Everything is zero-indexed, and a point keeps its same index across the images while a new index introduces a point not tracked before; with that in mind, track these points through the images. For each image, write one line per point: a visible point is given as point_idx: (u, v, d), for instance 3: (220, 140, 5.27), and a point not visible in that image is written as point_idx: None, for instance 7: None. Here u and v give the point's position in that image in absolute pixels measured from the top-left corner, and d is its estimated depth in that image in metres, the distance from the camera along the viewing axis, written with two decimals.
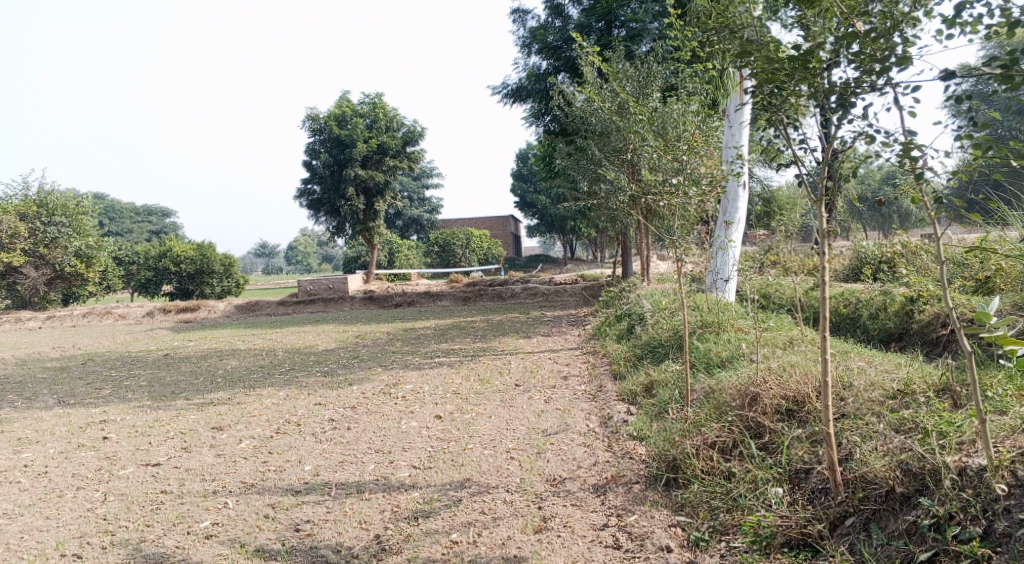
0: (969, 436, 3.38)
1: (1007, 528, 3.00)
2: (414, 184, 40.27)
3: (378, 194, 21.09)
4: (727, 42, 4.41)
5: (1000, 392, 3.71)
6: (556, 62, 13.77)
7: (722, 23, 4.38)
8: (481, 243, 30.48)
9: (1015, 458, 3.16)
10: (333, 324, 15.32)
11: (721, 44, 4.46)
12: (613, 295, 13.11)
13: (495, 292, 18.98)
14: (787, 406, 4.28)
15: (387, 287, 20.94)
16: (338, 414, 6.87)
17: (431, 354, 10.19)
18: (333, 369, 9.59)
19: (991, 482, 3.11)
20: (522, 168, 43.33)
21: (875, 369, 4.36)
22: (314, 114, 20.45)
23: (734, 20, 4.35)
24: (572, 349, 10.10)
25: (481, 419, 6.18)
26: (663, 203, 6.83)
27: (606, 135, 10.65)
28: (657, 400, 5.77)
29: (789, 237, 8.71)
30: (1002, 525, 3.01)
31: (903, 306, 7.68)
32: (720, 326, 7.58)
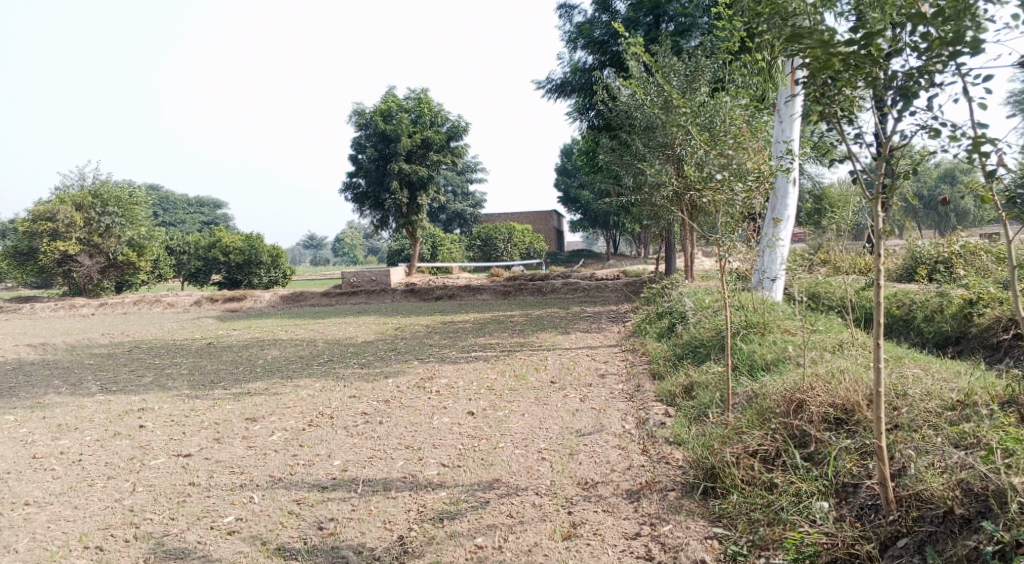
0: None
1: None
2: (457, 178, 40.21)
3: (421, 188, 21.10)
4: (776, 29, 4.09)
5: None
6: (602, 57, 13.53)
7: (772, 9, 4.07)
8: (524, 237, 30.32)
9: None
10: (373, 316, 15.36)
11: (770, 31, 4.15)
12: (655, 292, 12.84)
13: (536, 286, 18.82)
14: (835, 414, 4.04)
15: (429, 280, 20.96)
16: (372, 408, 6.80)
17: (469, 349, 10.09)
18: (370, 361, 9.57)
19: None
20: (567, 163, 43.09)
21: (932, 377, 4.09)
22: (359, 109, 20.53)
23: (785, 7, 4.04)
24: (610, 346, 9.89)
25: (514, 417, 6.03)
26: (706, 198, 6.58)
27: (651, 130, 10.40)
28: (697, 403, 5.55)
29: (840, 235, 8.35)
30: None
31: (961, 309, 7.28)
32: (765, 327, 7.31)
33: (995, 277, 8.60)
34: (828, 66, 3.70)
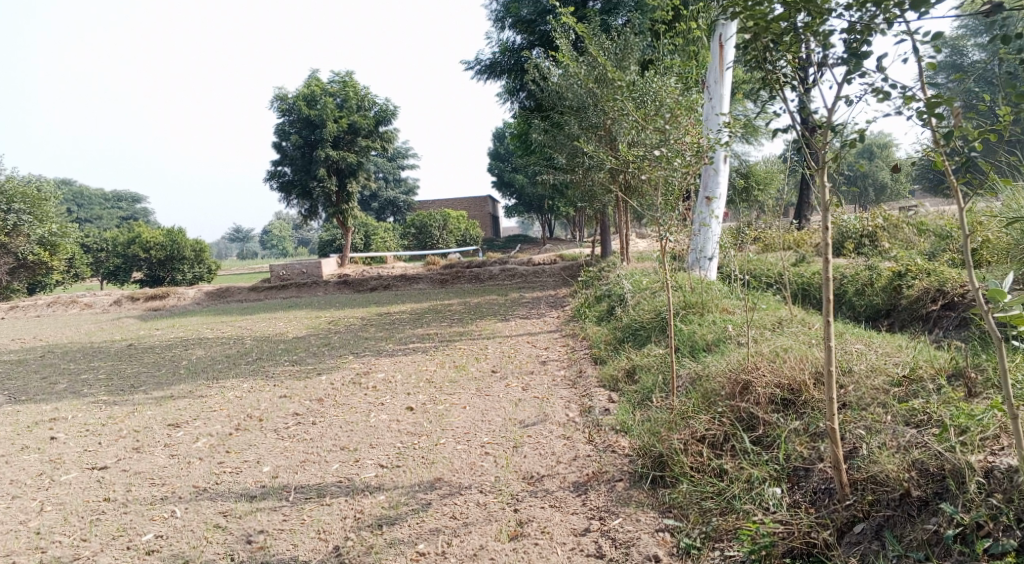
0: (993, 432, 3.07)
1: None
2: (389, 164, 39.42)
3: (351, 175, 20.52)
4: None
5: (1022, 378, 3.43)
6: (531, 37, 13.32)
7: None
8: (459, 223, 30.00)
9: None
10: (305, 310, 14.85)
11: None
12: (592, 276, 12.80)
13: (472, 273, 18.59)
14: (782, 395, 3.97)
15: (362, 270, 20.45)
16: (304, 407, 6.48)
17: (406, 340, 9.80)
18: (302, 357, 9.19)
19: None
20: (500, 147, 42.89)
21: (875, 352, 4.08)
22: (282, 94, 19.79)
23: None
24: (550, 332, 9.77)
25: (455, 410, 5.82)
26: (644, 176, 6.45)
27: (584, 110, 10.27)
28: (640, 387, 5.46)
29: (774, 212, 8.38)
30: None
31: (891, 282, 7.39)
32: (704, 307, 7.27)
33: (921, 249, 8.81)
34: (767, 26, 3.46)
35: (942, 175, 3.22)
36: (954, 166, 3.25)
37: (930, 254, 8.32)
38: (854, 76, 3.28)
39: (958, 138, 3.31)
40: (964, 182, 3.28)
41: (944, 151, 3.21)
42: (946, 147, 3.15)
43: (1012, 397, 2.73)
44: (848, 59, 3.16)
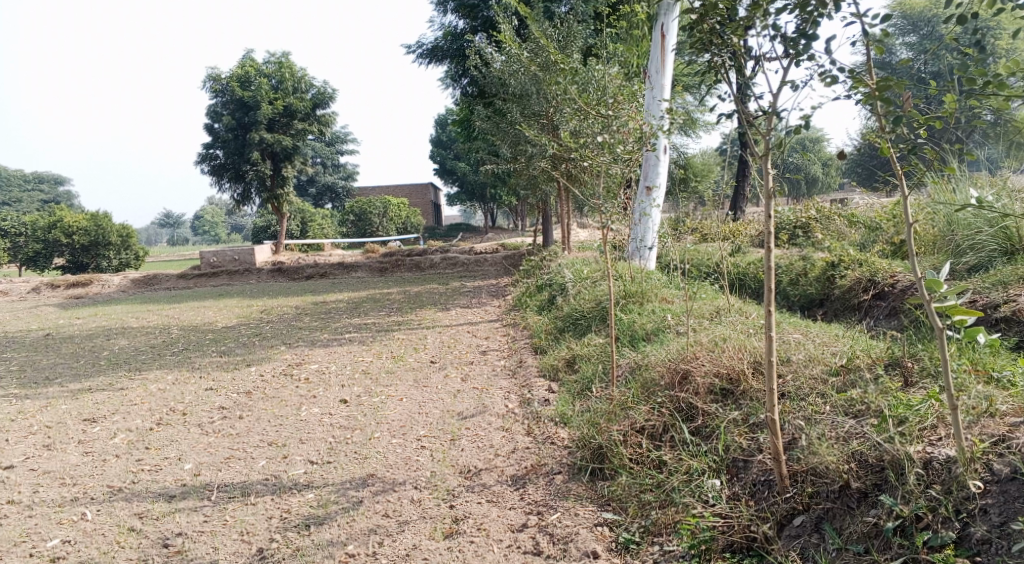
0: (931, 422, 3.08)
1: (985, 534, 2.69)
2: (328, 150, 38.54)
3: (286, 160, 19.92)
4: None
5: (955, 367, 3.46)
6: (473, 22, 13.12)
7: None
8: (399, 211, 29.60)
9: (988, 450, 2.86)
10: (237, 299, 14.35)
11: None
12: (533, 264, 12.72)
13: (412, 262, 18.32)
14: (721, 385, 3.93)
15: (298, 258, 19.93)
16: (231, 401, 6.19)
17: (342, 330, 9.53)
18: (231, 348, 8.83)
19: (964, 479, 2.81)
20: (441, 135, 42.53)
21: (813, 341, 4.08)
22: (214, 75, 19.06)
23: None
24: (490, 321, 9.65)
25: (392, 402, 5.64)
26: (584, 163, 6.37)
27: (526, 97, 10.17)
28: (580, 377, 5.39)
29: (712, 202, 8.43)
30: (979, 531, 2.70)
31: (824, 272, 7.51)
32: (643, 296, 7.26)
33: (852, 240, 9.01)
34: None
35: (887, 162, 3.15)
36: (900, 153, 3.19)
37: (862, 245, 8.51)
38: (800, 60, 3.16)
39: (903, 124, 3.25)
40: (907, 168, 3.22)
41: (888, 138, 3.14)
42: (890, 134, 3.08)
43: (952, 388, 2.71)
44: (794, 41, 3.05)
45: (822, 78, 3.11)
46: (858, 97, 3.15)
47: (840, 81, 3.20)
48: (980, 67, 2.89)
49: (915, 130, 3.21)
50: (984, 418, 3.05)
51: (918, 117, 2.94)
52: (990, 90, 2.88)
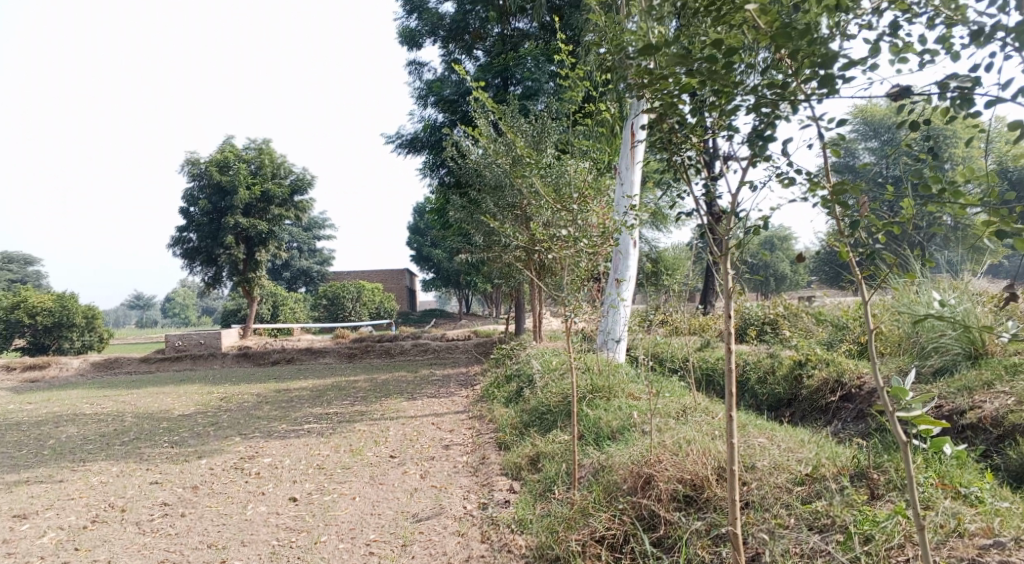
0: (899, 541, 2.97)
1: None
2: (304, 235, 38.57)
3: (260, 244, 19.83)
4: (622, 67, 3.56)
5: (922, 480, 3.37)
6: (451, 116, 13.41)
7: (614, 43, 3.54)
8: (372, 297, 29.45)
9: None
10: (197, 384, 13.91)
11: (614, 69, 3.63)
12: (503, 354, 12.55)
13: (382, 348, 18.04)
14: (684, 491, 3.77)
15: (265, 342, 19.55)
16: (174, 496, 5.84)
17: (301, 421, 9.19)
18: (184, 438, 8.44)
19: None
20: (419, 222, 42.96)
21: (777, 446, 3.96)
22: (193, 159, 19.16)
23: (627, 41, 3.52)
24: (456, 412, 9.39)
25: (343, 502, 5.36)
26: (551, 257, 6.35)
27: (501, 189, 10.30)
28: (542, 476, 5.17)
29: (679, 297, 8.45)
30: None
31: (791, 370, 7.47)
32: (610, 391, 7.12)
33: (819, 338, 9.03)
34: (671, 107, 3.33)
35: (846, 267, 3.12)
36: (859, 257, 3.16)
37: (829, 343, 8.54)
38: (758, 161, 3.14)
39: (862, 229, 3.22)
40: (867, 272, 3.18)
41: (848, 242, 3.11)
42: (849, 238, 3.04)
43: (918, 501, 2.38)
44: (751, 143, 3.03)
45: (781, 179, 3.08)
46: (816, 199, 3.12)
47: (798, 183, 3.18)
48: (936, 173, 2.87)
49: (874, 234, 3.19)
50: (952, 538, 2.99)
51: (877, 222, 2.91)
52: (947, 197, 2.84)
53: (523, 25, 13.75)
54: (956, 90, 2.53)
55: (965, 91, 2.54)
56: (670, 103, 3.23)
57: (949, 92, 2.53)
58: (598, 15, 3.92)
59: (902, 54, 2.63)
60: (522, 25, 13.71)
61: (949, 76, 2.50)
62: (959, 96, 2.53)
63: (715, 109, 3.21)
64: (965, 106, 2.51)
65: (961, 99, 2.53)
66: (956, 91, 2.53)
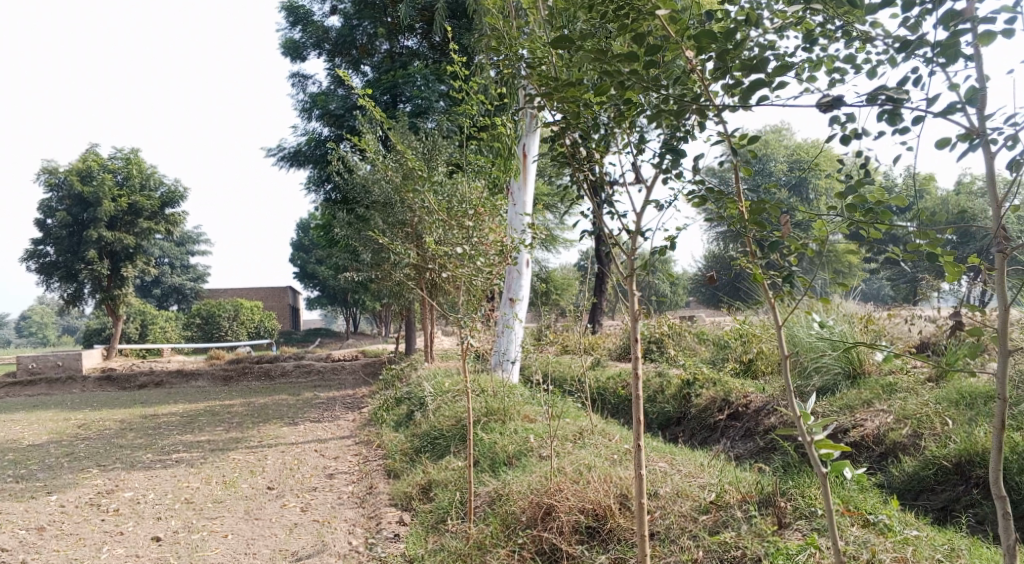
0: None
1: None
2: (178, 250, 36.44)
3: (127, 258, 18.46)
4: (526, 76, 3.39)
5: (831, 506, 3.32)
6: (338, 130, 12.97)
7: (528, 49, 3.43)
8: (252, 315, 28.10)
9: None
10: (52, 411, 12.62)
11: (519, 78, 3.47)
12: (392, 375, 12.13)
13: (262, 370, 17.14)
14: (586, 523, 3.69)
15: (131, 364, 18.11)
16: (15, 540, 5.12)
17: (169, 450, 8.43)
18: (31, 472, 7.53)
19: None
20: (303, 238, 41.62)
21: (679, 471, 3.93)
22: (50, 166, 17.64)
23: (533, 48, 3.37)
24: (343, 438, 8.93)
25: (213, 541, 4.86)
26: (447, 275, 6.10)
27: (390, 206, 10.00)
28: (435, 506, 4.89)
29: (572, 318, 8.42)
30: None
31: (680, 390, 7.53)
32: (506, 415, 6.90)
33: (704, 357, 9.23)
34: (576, 119, 3.17)
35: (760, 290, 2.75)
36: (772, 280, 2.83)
37: (713, 362, 8.75)
38: (665, 175, 2.98)
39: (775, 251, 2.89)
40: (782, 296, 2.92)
41: (761, 265, 2.81)
42: (764, 260, 2.73)
43: (838, 532, 2.26)
44: (662, 158, 2.87)
45: (692, 198, 2.95)
46: (723, 221, 2.94)
47: (706, 200, 2.96)
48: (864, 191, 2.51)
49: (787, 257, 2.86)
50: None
51: (795, 245, 2.72)
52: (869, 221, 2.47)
53: (412, 44, 13.44)
54: (885, 103, 2.16)
55: (895, 105, 2.17)
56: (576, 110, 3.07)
57: (878, 104, 2.19)
58: (496, 20, 3.74)
59: (813, 73, 2.53)
60: (412, 43, 13.43)
61: (876, 88, 2.19)
62: (886, 111, 2.20)
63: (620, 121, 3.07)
64: (894, 124, 2.18)
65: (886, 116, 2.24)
66: (886, 105, 2.19)
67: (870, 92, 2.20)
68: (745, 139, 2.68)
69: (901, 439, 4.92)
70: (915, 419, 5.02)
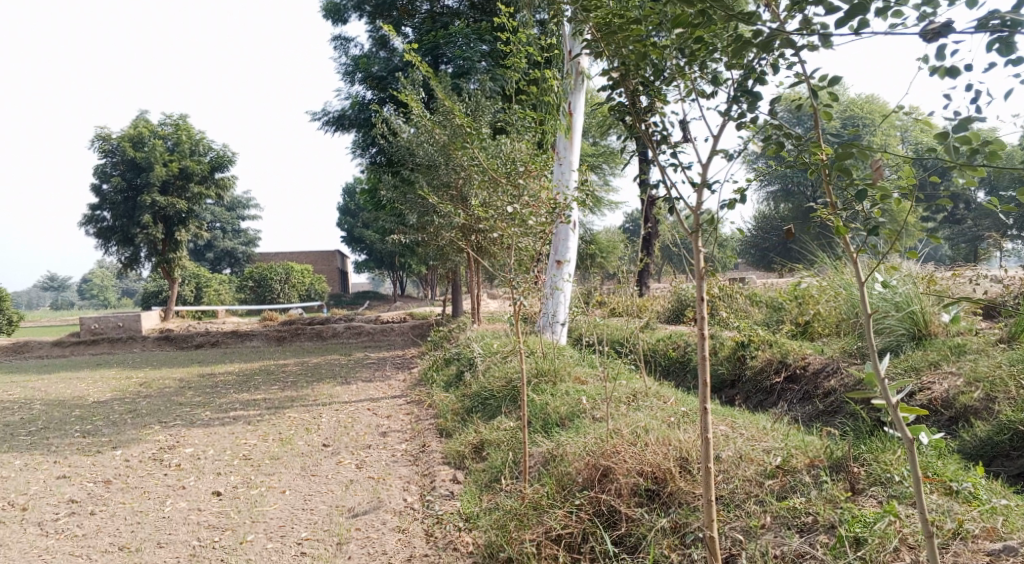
0: (887, 542, 2.90)
1: None
2: (229, 214, 37.10)
3: (180, 222, 18.81)
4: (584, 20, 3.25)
5: (907, 473, 3.24)
6: (381, 93, 12.87)
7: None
8: (302, 277, 28.53)
9: None
10: (115, 370, 13.01)
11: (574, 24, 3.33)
12: (440, 336, 12.18)
13: (314, 331, 17.43)
14: (646, 486, 3.68)
15: (187, 325, 18.56)
16: (83, 494, 5.27)
17: (227, 408, 8.61)
18: (96, 429, 7.76)
19: None
20: (350, 202, 41.98)
21: (741, 435, 3.91)
22: (104, 132, 17.98)
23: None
24: (394, 397, 9.01)
25: (272, 497, 4.94)
26: (497, 234, 6.01)
27: (434, 168, 9.90)
28: (487, 466, 4.87)
29: (621, 280, 8.28)
30: None
31: (734, 352, 7.35)
32: (556, 376, 6.84)
33: (758, 318, 9.01)
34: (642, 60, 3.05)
35: (844, 239, 2.66)
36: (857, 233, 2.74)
37: (768, 324, 8.52)
38: (740, 120, 2.86)
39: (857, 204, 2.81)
40: (862, 249, 2.82)
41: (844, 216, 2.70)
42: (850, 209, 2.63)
43: (924, 507, 2.26)
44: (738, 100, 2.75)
45: (768, 144, 2.86)
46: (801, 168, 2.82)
47: (783, 147, 2.85)
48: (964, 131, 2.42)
49: (871, 208, 2.77)
50: (956, 542, 2.90)
51: (885, 191, 2.61)
52: (967, 162, 2.38)
53: (453, 3, 13.31)
54: (1001, 29, 2.08)
55: (1011, 31, 2.09)
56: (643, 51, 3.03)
57: (991, 32, 2.11)
58: None
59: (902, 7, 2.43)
60: (454, 3, 13.22)
61: (987, 15, 2.12)
62: (1000, 38, 2.12)
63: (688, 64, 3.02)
64: (1011, 51, 2.10)
65: (998, 45, 2.16)
66: (1001, 32, 2.10)
67: (981, 19, 2.12)
68: (825, 80, 2.63)
69: (973, 402, 4.72)
70: (988, 382, 4.79)
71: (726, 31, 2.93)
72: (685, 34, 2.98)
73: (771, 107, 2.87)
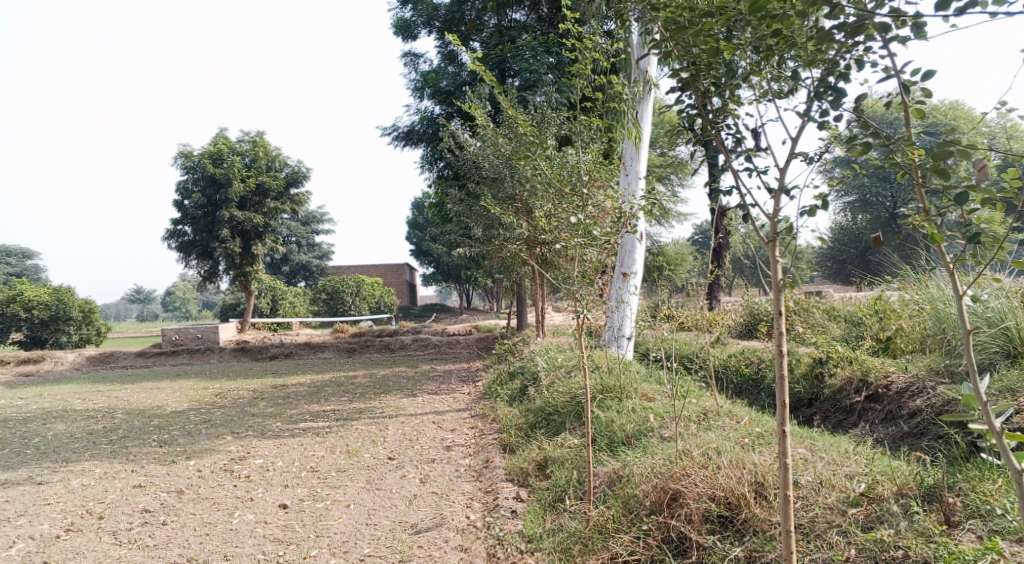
0: None
1: None
2: (303, 229, 38.13)
3: (255, 237, 19.40)
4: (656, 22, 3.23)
5: (1009, 506, 3.00)
6: (448, 107, 13.00)
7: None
8: (372, 290, 29.02)
9: None
10: (193, 380, 13.44)
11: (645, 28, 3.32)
12: (505, 350, 12.12)
13: (382, 343, 17.65)
14: (718, 512, 3.53)
15: (262, 337, 19.09)
16: (157, 503, 5.39)
17: (297, 419, 8.74)
18: (173, 438, 7.97)
19: None
20: (419, 216, 42.57)
21: (821, 458, 3.70)
22: (185, 150, 18.72)
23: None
24: (459, 411, 8.99)
25: (337, 510, 4.95)
26: (562, 246, 5.92)
27: (499, 181, 9.90)
28: (551, 484, 4.76)
29: (690, 295, 8.04)
30: None
31: (812, 369, 7.03)
32: (622, 392, 6.67)
33: (836, 333, 8.62)
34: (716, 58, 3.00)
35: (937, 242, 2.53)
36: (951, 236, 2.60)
37: (847, 339, 8.13)
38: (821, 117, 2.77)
39: (951, 209, 2.67)
40: (960, 258, 2.69)
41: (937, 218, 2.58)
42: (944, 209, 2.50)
43: None
44: None
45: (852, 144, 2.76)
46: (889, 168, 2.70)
47: (869, 146, 2.75)
48: None
49: (966, 212, 2.63)
50: None
51: (982, 191, 2.47)
52: None
53: (520, 17, 13.34)
54: None
55: None
56: (718, 47, 3.02)
57: None
58: None
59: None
60: (520, 16, 13.28)
61: None
62: None
63: (764, 62, 3.00)
64: None
65: None
66: None
67: None
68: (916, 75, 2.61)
69: None
70: None
71: (807, 28, 2.86)
72: (764, 31, 2.92)
73: (855, 106, 2.78)
